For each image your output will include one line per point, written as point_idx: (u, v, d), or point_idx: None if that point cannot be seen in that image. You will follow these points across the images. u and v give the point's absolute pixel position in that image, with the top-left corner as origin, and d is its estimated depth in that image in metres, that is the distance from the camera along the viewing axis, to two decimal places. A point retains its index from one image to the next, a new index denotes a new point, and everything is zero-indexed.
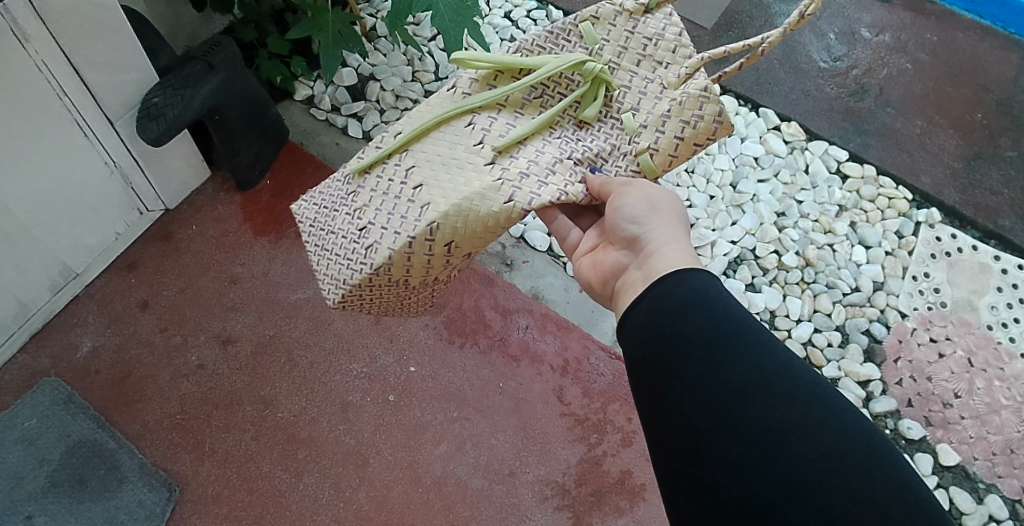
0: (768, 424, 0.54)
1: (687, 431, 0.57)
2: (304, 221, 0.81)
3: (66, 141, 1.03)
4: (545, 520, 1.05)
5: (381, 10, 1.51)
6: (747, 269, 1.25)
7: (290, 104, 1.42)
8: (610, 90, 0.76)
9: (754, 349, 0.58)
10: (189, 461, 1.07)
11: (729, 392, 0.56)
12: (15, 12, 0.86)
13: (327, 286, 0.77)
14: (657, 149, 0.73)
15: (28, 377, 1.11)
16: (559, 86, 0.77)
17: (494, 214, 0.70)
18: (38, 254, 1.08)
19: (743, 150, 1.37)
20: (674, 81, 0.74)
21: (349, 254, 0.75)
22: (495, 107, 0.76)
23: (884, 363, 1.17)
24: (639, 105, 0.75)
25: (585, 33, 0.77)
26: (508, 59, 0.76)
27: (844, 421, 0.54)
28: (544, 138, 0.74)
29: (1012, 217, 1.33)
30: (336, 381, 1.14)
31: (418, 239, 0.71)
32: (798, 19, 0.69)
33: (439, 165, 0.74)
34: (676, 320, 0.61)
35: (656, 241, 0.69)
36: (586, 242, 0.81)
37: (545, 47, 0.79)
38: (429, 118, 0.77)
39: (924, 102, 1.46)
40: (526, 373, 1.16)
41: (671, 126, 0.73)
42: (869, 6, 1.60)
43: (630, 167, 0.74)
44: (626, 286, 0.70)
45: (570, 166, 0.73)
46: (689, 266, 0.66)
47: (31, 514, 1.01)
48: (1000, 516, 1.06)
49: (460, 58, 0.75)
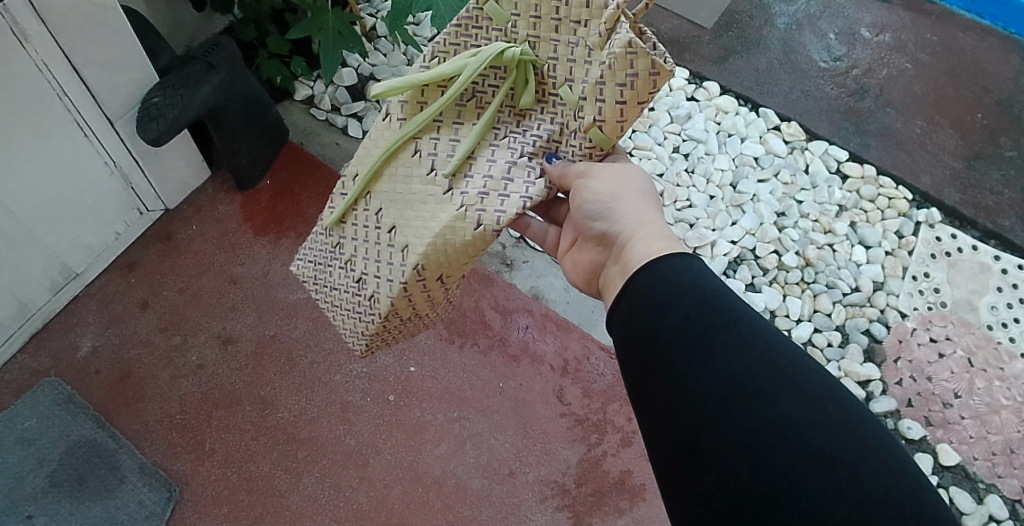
0: (759, 422, 0.52)
1: (681, 429, 0.56)
2: (307, 279, 0.87)
3: (66, 141, 1.03)
4: (545, 520, 1.05)
5: (381, 10, 1.51)
6: (747, 269, 1.25)
7: (290, 104, 1.42)
8: (539, 68, 0.71)
9: (748, 339, 0.56)
10: (189, 461, 1.07)
11: (723, 387, 0.55)
12: (15, 12, 0.86)
13: (351, 337, 0.84)
14: (604, 120, 0.67)
15: (28, 378, 1.11)
16: (487, 76, 0.73)
17: (470, 242, 0.70)
18: (38, 255, 1.09)
19: (743, 150, 1.37)
20: (597, 41, 0.66)
21: (358, 307, 0.80)
22: (434, 127, 0.75)
23: (884, 363, 1.17)
24: (572, 75, 0.69)
25: (494, 14, 0.70)
26: (423, 76, 0.71)
27: (835, 412, 0.52)
28: (491, 142, 0.72)
29: (1012, 217, 1.33)
30: (336, 381, 1.14)
31: (409, 282, 0.74)
32: None
33: (403, 203, 0.76)
34: (662, 313, 0.60)
35: (628, 229, 0.68)
36: (566, 238, 0.81)
37: (459, 42, 0.73)
38: (376, 155, 0.77)
39: (924, 102, 1.46)
40: (526, 372, 1.16)
41: (609, 93, 0.65)
42: (869, 6, 1.60)
43: (583, 145, 0.70)
44: (608, 281, 0.70)
45: (526, 164, 0.70)
46: (665, 252, 0.64)
47: (30, 514, 1.01)
48: (1000, 516, 1.06)
49: (378, 93, 0.72)
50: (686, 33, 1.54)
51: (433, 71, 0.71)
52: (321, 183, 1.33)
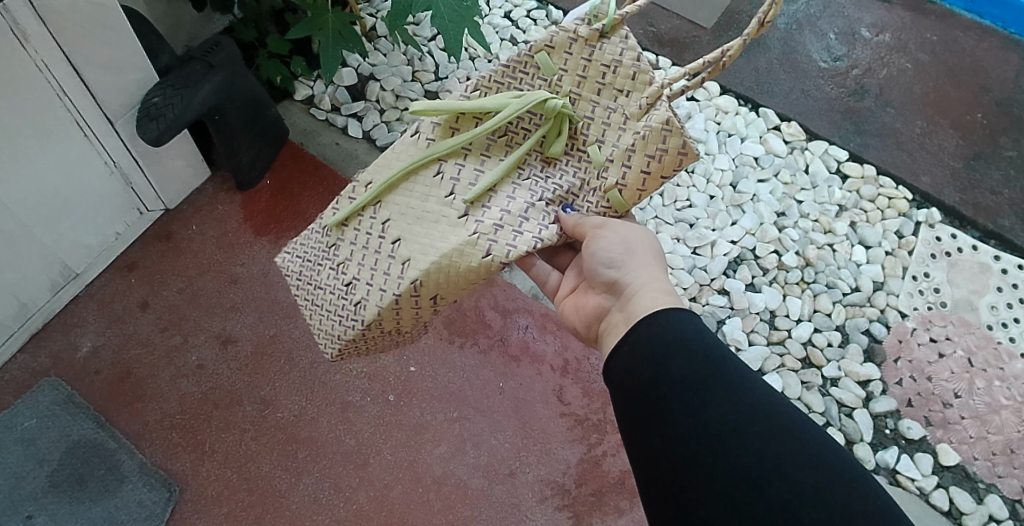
0: (750, 463, 0.56)
1: (676, 470, 0.59)
2: (290, 273, 0.83)
3: (66, 141, 1.03)
4: (545, 520, 1.05)
5: (381, 10, 1.51)
6: (747, 269, 1.25)
7: (290, 104, 1.41)
8: (573, 123, 0.76)
9: (736, 387, 0.60)
10: (189, 461, 1.07)
11: (714, 431, 0.58)
12: (15, 12, 0.86)
13: (322, 340, 0.80)
14: (625, 185, 0.74)
15: (29, 377, 1.12)
16: (522, 119, 0.76)
17: (474, 269, 0.72)
18: (39, 255, 1.09)
19: (743, 150, 1.37)
20: (636, 113, 0.73)
21: (339, 310, 0.77)
22: (460, 153, 0.77)
23: (884, 363, 1.17)
24: (604, 137, 0.75)
25: (543, 65, 0.76)
26: (465, 104, 0.75)
27: (820, 454, 0.56)
28: (513, 182, 0.75)
29: (1012, 217, 1.33)
30: (336, 381, 1.14)
31: (403, 296, 0.73)
32: (758, 26, 0.72)
33: (414, 219, 0.76)
34: (664, 359, 0.63)
35: (636, 282, 0.72)
36: (567, 284, 0.83)
37: (503, 81, 0.78)
38: (397, 169, 0.78)
39: (924, 102, 1.46)
40: (526, 373, 1.16)
41: (636, 161, 0.73)
42: (869, 6, 1.60)
43: (600, 203, 0.75)
44: (609, 328, 0.73)
45: (543, 209, 0.74)
46: (669, 305, 0.68)
47: (30, 514, 1.01)
48: (1000, 516, 1.06)
49: (417, 109, 0.76)
50: (686, 33, 1.54)
51: (476, 102, 0.75)
52: (321, 183, 1.33)
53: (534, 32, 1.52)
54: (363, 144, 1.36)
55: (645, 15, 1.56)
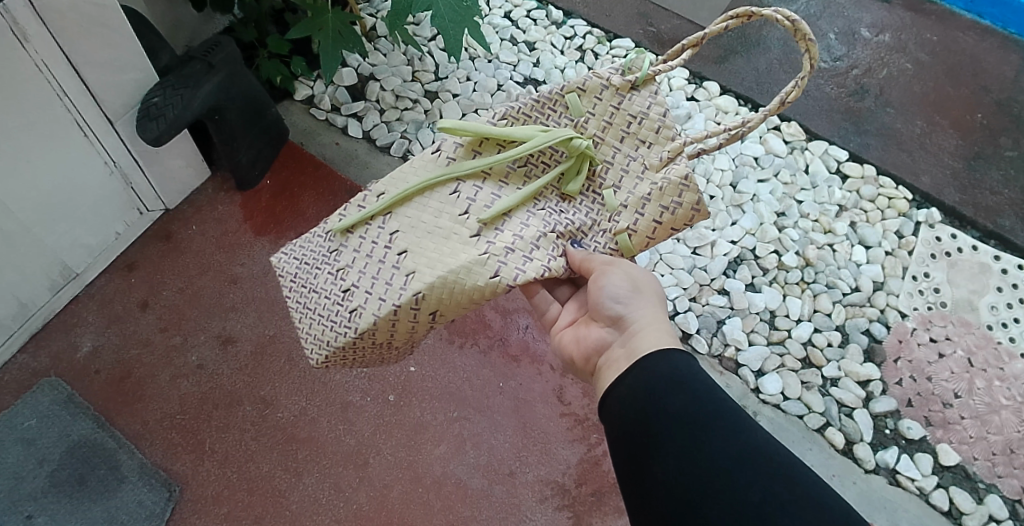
0: (746, 498, 0.56)
1: (674, 505, 0.59)
2: (285, 275, 0.81)
3: (66, 141, 1.03)
4: (544, 520, 1.05)
5: (381, 10, 1.52)
6: (747, 269, 1.25)
7: (290, 104, 1.41)
8: (593, 165, 0.79)
9: (734, 428, 0.61)
10: (189, 462, 1.07)
11: (712, 467, 0.58)
12: (14, 12, 0.86)
13: (310, 345, 0.77)
14: (635, 230, 0.76)
15: (28, 378, 1.12)
16: (545, 157, 0.78)
17: (480, 288, 0.71)
18: (39, 255, 1.09)
19: (743, 150, 1.38)
20: (655, 163, 0.77)
21: (332, 316, 0.75)
22: (480, 176, 0.77)
23: (884, 363, 1.17)
24: (620, 183, 0.78)
25: (572, 105, 0.79)
26: (492, 129, 0.76)
27: (818, 495, 0.56)
28: (529, 209, 0.76)
29: (1012, 217, 1.33)
30: (335, 381, 1.14)
31: (403, 307, 0.72)
32: (779, 104, 0.75)
33: (424, 233, 0.75)
34: (656, 398, 0.64)
35: (639, 321, 0.73)
36: (566, 316, 0.84)
37: (531, 114, 0.79)
38: (413, 182, 0.77)
39: (924, 102, 1.46)
40: (525, 373, 1.16)
41: (650, 210, 0.76)
42: (869, 6, 1.61)
43: (608, 244, 0.77)
44: (609, 363, 0.73)
45: (553, 239, 0.75)
46: (670, 346, 0.70)
47: (31, 513, 1.01)
48: (1000, 516, 1.06)
49: (445, 126, 0.76)
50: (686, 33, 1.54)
51: (503, 129, 0.76)
52: (322, 183, 1.33)
53: (534, 32, 1.52)
54: (363, 144, 1.37)
55: (645, 15, 1.56)
